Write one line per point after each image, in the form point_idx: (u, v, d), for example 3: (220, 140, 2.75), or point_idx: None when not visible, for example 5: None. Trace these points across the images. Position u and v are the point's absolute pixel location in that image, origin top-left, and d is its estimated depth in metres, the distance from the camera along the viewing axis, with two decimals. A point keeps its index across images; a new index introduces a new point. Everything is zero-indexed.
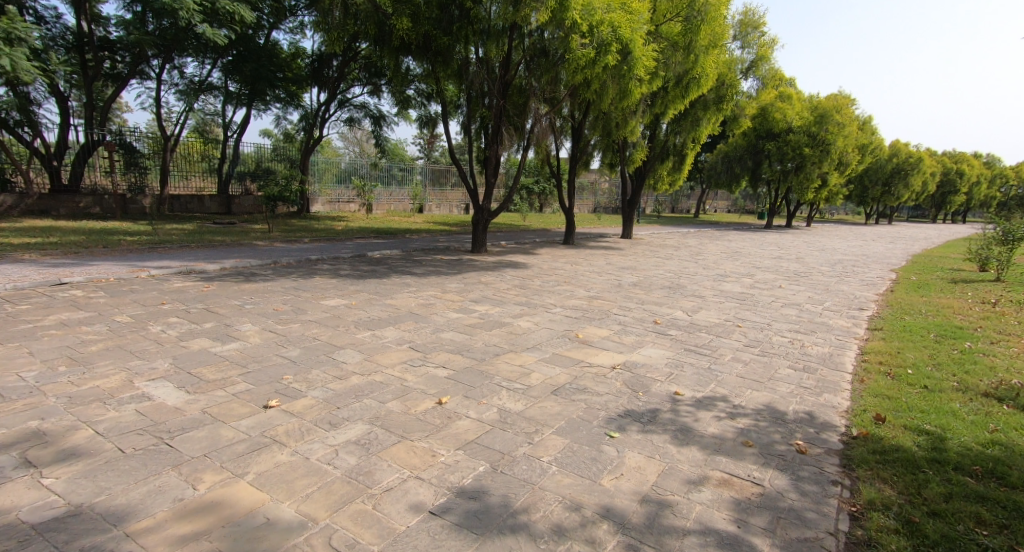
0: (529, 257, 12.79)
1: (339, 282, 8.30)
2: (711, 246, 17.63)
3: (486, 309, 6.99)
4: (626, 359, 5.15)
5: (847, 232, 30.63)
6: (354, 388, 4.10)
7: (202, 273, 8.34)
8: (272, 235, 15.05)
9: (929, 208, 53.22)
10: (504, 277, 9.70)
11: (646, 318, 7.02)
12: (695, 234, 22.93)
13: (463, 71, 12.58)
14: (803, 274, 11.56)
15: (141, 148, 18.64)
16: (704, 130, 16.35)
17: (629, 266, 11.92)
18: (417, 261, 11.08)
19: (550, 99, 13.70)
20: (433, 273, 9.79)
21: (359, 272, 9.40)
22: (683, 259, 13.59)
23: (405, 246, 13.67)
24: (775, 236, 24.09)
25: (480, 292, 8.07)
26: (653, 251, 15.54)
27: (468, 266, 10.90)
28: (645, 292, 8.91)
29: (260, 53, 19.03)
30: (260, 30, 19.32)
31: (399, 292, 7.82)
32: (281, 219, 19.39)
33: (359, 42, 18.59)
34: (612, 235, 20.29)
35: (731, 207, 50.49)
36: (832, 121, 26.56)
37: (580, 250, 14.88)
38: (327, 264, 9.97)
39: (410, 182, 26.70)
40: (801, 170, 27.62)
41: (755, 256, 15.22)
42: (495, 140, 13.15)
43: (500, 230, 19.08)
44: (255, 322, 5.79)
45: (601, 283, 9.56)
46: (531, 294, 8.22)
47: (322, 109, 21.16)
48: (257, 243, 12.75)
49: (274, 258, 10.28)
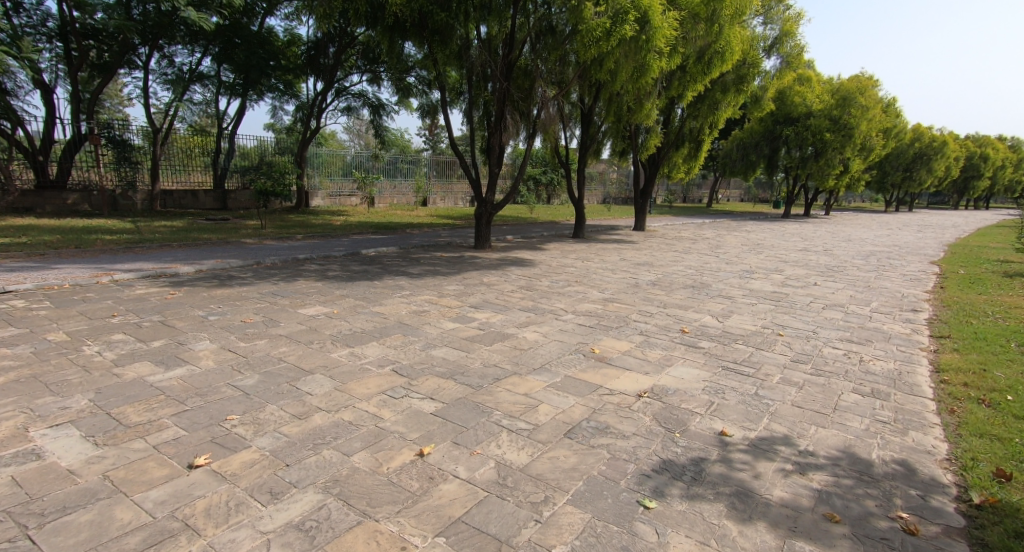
0: (535, 254, 11.93)
1: (323, 286, 7.45)
2: (730, 238, 16.64)
3: (487, 317, 6.11)
4: (654, 383, 4.24)
5: (868, 220, 29.54)
6: (313, 433, 3.23)
7: (173, 277, 7.53)
8: (264, 231, 14.28)
9: (951, 194, 51.79)
10: (509, 277, 8.81)
11: (671, 325, 6.11)
12: (710, 225, 21.96)
13: (463, 53, 11.68)
14: (837, 269, 10.60)
15: (132, 141, 17.88)
16: (723, 114, 15.35)
17: (644, 262, 10.99)
18: (414, 259, 10.25)
19: (558, 82, 12.80)
20: (431, 273, 8.94)
21: (348, 273, 8.55)
22: (702, 253, 12.68)
23: (403, 242, 12.84)
24: (795, 227, 23.03)
25: (480, 296, 7.19)
26: (669, 245, 14.59)
27: (470, 264, 10.06)
28: (665, 292, 7.99)
29: (252, 39, 18.21)
30: (254, 17, 18.54)
31: (390, 297, 6.95)
32: (278, 214, 18.68)
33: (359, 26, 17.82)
34: (624, 228, 19.34)
35: (744, 197, 49.26)
36: (854, 104, 25.48)
37: (591, 244, 13.99)
38: (314, 264, 9.13)
39: (414, 174, 25.93)
40: (821, 156, 26.65)
41: (779, 248, 14.23)
42: (498, 127, 12.21)
43: (506, 224, 18.18)
44: (215, 337, 4.94)
45: (615, 283, 8.64)
46: (538, 297, 7.33)
47: (319, 99, 20.34)
48: (246, 241, 12.00)
49: (258, 258, 9.47)
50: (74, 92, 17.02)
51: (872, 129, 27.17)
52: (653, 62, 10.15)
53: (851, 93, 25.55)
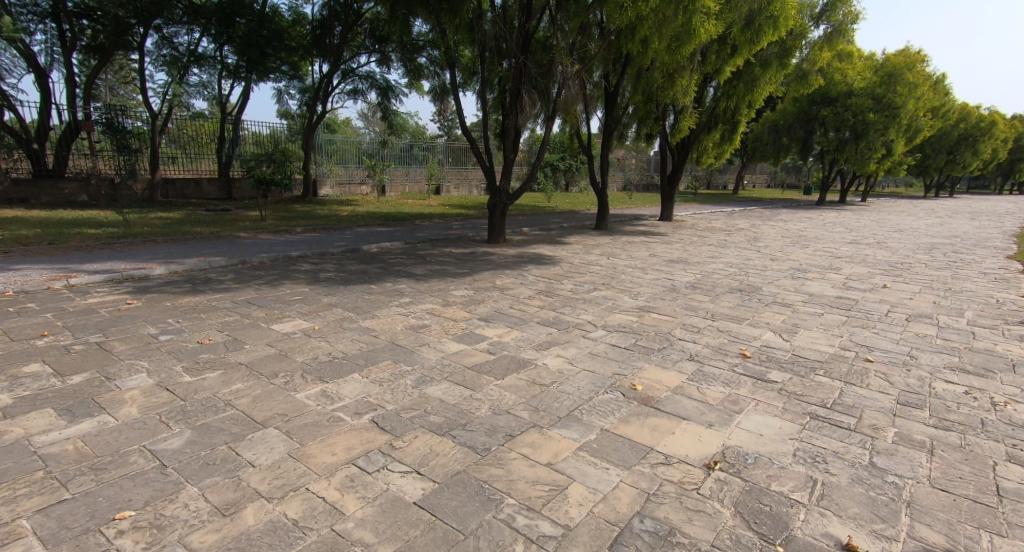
0: (555, 249, 10.81)
1: (310, 291, 6.40)
2: (766, 229, 15.39)
3: (500, 335, 5.02)
4: (727, 446, 3.10)
5: (908, 207, 27.94)
6: (238, 547, 2.17)
7: (139, 280, 6.53)
8: (264, 223, 13.28)
9: (991, 178, 49.51)
10: (526, 279, 7.68)
11: (726, 346, 4.96)
12: (741, 214, 20.62)
13: (475, 23, 10.67)
14: (901, 267, 9.34)
15: (130, 127, 16.99)
16: (762, 93, 14.09)
17: (677, 259, 9.81)
18: (421, 257, 9.20)
19: (582, 57, 11.62)
20: (437, 274, 7.88)
21: (342, 274, 7.50)
22: (740, 248, 11.48)
23: (411, 236, 11.77)
24: (833, 215, 21.56)
25: (492, 306, 6.08)
26: (701, 238, 13.35)
27: (482, 262, 8.98)
28: (709, 298, 6.83)
29: (259, 17, 17.35)
30: None
31: (387, 306, 5.87)
32: (284, 204, 17.77)
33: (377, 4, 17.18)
34: (649, 219, 18.12)
35: (770, 183, 47.32)
36: (900, 81, 24.43)
37: (616, 237, 12.82)
38: (305, 264, 8.09)
39: (427, 161, 24.91)
40: (861, 138, 25.60)
41: (824, 241, 12.94)
42: (514, 107, 11.05)
43: (523, 214, 17.04)
44: (154, 363, 3.89)
45: (649, 285, 7.47)
46: (559, 306, 6.20)
47: (326, 81, 19.37)
48: (239, 234, 11.02)
49: (245, 256, 8.45)
50: (69, 75, 16.13)
51: (920, 109, 26.27)
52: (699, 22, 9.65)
53: (899, 69, 24.53)
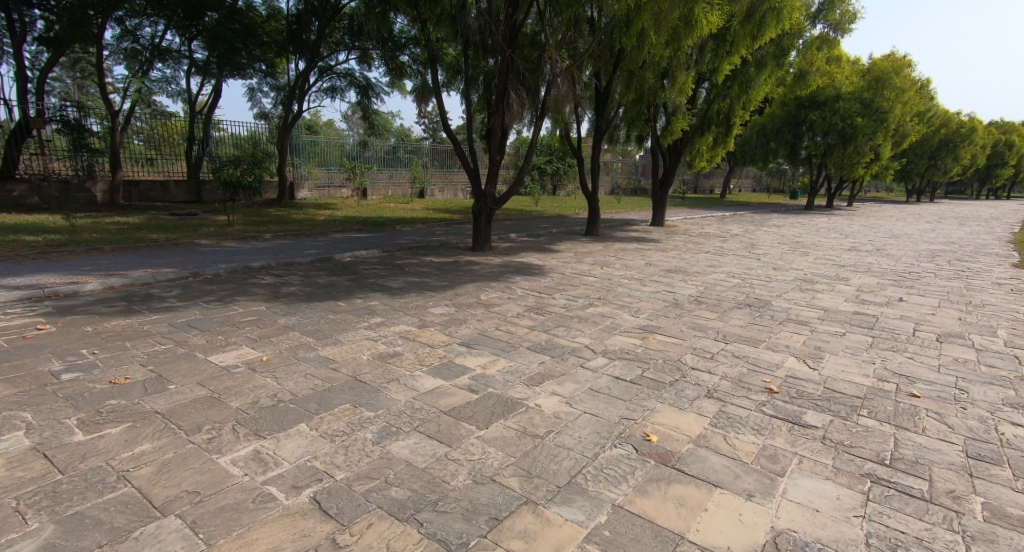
0: (543, 257, 10.12)
1: (267, 310, 5.60)
2: (761, 235, 14.91)
3: (483, 365, 4.28)
4: (777, 530, 2.40)
5: (896, 212, 27.81)
6: None
7: (66, 297, 5.69)
8: (231, 228, 12.39)
9: (972, 182, 50.08)
10: (514, 293, 6.96)
11: (747, 376, 4.26)
12: (732, 219, 20.15)
13: (458, 14, 9.92)
14: (910, 277, 8.80)
15: (90, 126, 16.12)
16: (757, 95, 13.58)
17: (675, 269, 9.18)
18: (398, 267, 8.44)
19: (572, 53, 10.97)
20: (415, 287, 7.14)
21: (309, 288, 6.71)
22: (739, 255, 10.89)
23: (390, 242, 11.01)
24: (824, 220, 21.19)
25: (475, 328, 5.34)
26: (696, 244, 12.79)
27: (465, 272, 8.26)
28: (716, 315, 6.17)
29: (231, 10, 16.44)
30: None
31: (355, 329, 5.11)
32: (257, 208, 16.88)
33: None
34: (640, 223, 17.55)
35: (756, 187, 47.26)
36: (888, 85, 24.30)
37: (608, 244, 12.19)
38: (268, 276, 7.27)
39: (410, 163, 24.11)
40: (849, 142, 25.39)
41: (822, 247, 12.45)
42: (500, 106, 10.35)
43: (509, 219, 16.36)
44: (41, 417, 3.06)
45: (649, 300, 6.79)
46: (551, 327, 5.48)
47: (302, 80, 18.57)
48: (200, 241, 10.16)
49: (200, 266, 7.61)
50: (20, 69, 15.14)
51: (907, 114, 26.18)
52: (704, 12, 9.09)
53: (886, 73, 24.33)
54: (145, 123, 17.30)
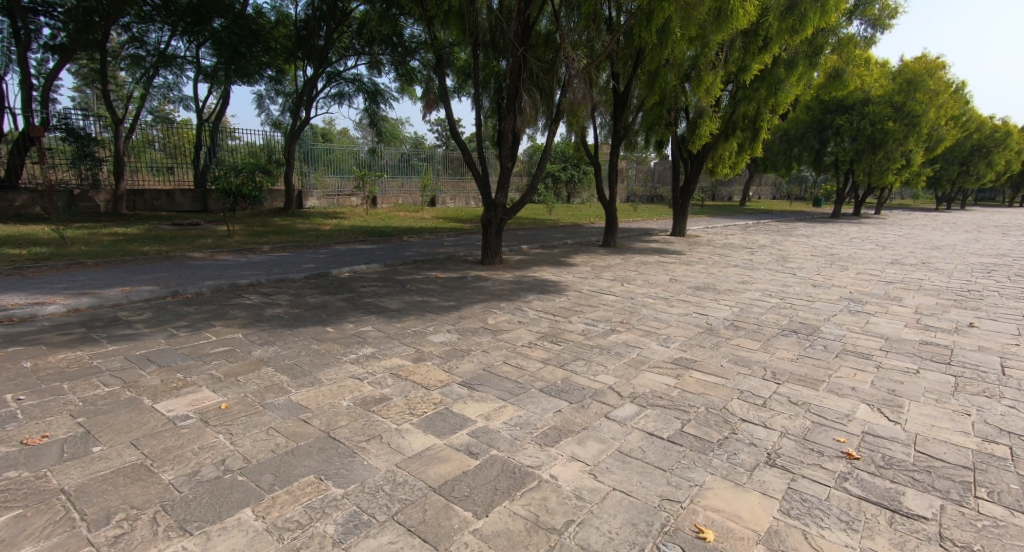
0: (559, 272, 9.37)
1: (243, 338, 4.89)
2: (791, 246, 14.05)
3: (487, 416, 3.52)
4: None
5: (928, 220, 26.66)
6: None
7: (22, 322, 5.04)
8: (230, 239, 11.80)
9: (1002, 189, 48.45)
10: (526, 316, 6.22)
11: (813, 432, 3.45)
12: (756, 229, 19.24)
13: (466, 10, 9.25)
14: (970, 296, 7.92)
15: (94, 133, 15.69)
16: (786, 98, 12.78)
17: (704, 286, 8.38)
18: (401, 284, 7.75)
19: (591, 52, 10.25)
20: (416, 308, 6.44)
21: (297, 310, 6.02)
22: (771, 270, 10.07)
23: (395, 255, 10.34)
24: (854, 230, 20.19)
25: (480, 362, 4.61)
26: (722, 257, 11.97)
27: (473, 290, 7.55)
28: (759, 345, 5.36)
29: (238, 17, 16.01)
30: None
31: (341, 364, 4.38)
32: (262, 217, 16.35)
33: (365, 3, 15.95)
34: (660, 233, 16.75)
35: (777, 194, 46.07)
36: (920, 88, 23.27)
37: (627, 257, 11.43)
38: (254, 295, 6.60)
39: (421, 170, 23.51)
40: (879, 147, 24.37)
41: (860, 260, 11.57)
42: (513, 108, 9.62)
43: (522, 229, 15.62)
44: None
45: (679, 325, 6.00)
46: (569, 360, 4.72)
47: (311, 86, 18.10)
48: (192, 254, 9.54)
49: (183, 283, 6.96)
50: (24, 77, 14.75)
51: (940, 118, 25.08)
52: (738, 3, 8.32)
53: (918, 75, 23.31)
54: (158, 131, 16.97)
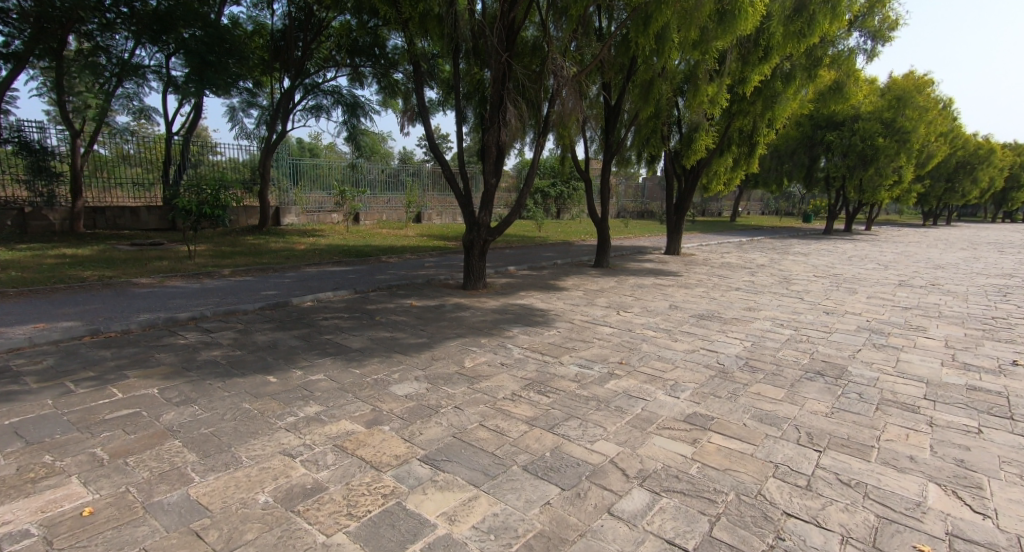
0: (547, 298, 8.54)
1: (158, 396, 3.93)
2: (792, 266, 13.36)
3: (450, 516, 2.65)
4: None
5: (922, 237, 26.27)
6: None
7: None
8: (189, 262, 10.87)
9: (987, 206, 48.66)
10: (509, 356, 5.36)
11: (885, 534, 2.61)
12: (752, 247, 18.61)
13: (445, 13, 8.49)
14: (1000, 324, 7.19)
15: (51, 147, 14.77)
16: (784, 112, 12.17)
17: (707, 314, 7.58)
18: (369, 316, 6.85)
19: (581, 60, 9.53)
20: (382, 347, 5.55)
21: (239, 352, 5.11)
22: (777, 294, 9.31)
23: (368, 279, 9.47)
24: (850, 247, 19.63)
25: (450, 425, 3.73)
26: (721, 278, 11.24)
27: (450, 322, 6.68)
28: (784, 393, 4.51)
29: (216, 28, 15.29)
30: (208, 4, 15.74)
31: (274, 432, 3.47)
32: (233, 236, 15.43)
33: (342, 13, 15.21)
34: (653, 252, 16.05)
35: (766, 210, 45.89)
36: (911, 104, 23.02)
37: (621, 279, 10.64)
38: (193, 332, 5.68)
39: (405, 186, 22.69)
40: (871, 163, 23.99)
41: (867, 282, 10.89)
42: (496, 119, 8.84)
43: (509, 248, 14.83)
44: None
45: (686, 367, 5.16)
46: (559, 419, 3.86)
47: (288, 99, 17.30)
48: (139, 280, 8.61)
49: (112, 317, 6.04)
50: None
51: (931, 134, 24.81)
52: (742, 3, 7.65)
53: (908, 91, 23.05)
54: (133, 146, 16.09)
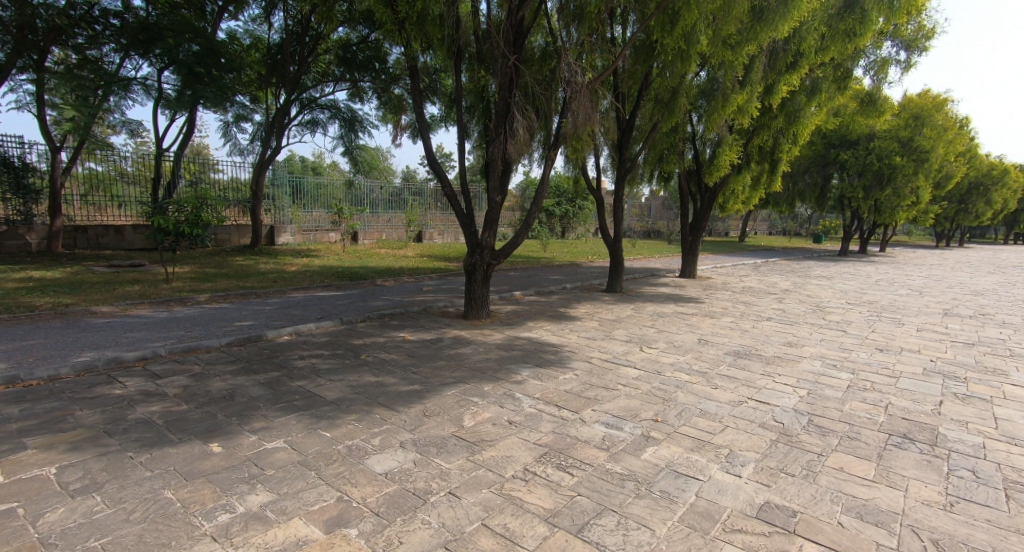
0: (558, 330, 7.56)
1: (52, 479, 2.96)
2: (819, 292, 12.40)
3: None
4: None
5: (941, 259, 25.28)
6: None
7: None
8: (165, 286, 9.94)
9: (998, 228, 47.62)
10: (519, 412, 4.37)
11: None
12: (769, 269, 17.64)
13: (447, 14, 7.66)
14: None
15: (32, 163, 13.97)
16: (808, 127, 11.35)
17: (745, 352, 6.58)
18: (354, 353, 5.88)
19: (596, 66, 8.67)
20: (364, 397, 4.57)
21: (184, 407, 4.14)
22: (814, 325, 8.34)
23: (359, 307, 8.51)
24: (872, 270, 18.65)
25: (443, 527, 2.77)
26: (747, 305, 10.28)
27: (449, 362, 5.70)
28: (874, 469, 3.48)
29: (213, 40, 14.28)
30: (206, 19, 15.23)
31: (193, 546, 2.53)
32: (221, 256, 14.52)
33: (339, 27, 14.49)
34: (667, 274, 15.11)
35: (772, 230, 45.00)
36: (929, 122, 22.21)
37: (638, 307, 9.68)
38: (136, 379, 4.71)
39: (404, 204, 21.82)
40: (888, 183, 23.09)
41: (908, 311, 9.92)
42: (502, 129, 7.94)
43: (514, 270, 13.89)
44: None
45: (738, 427, 4.16)
46: (589, 516, 2.90)
47: (284, 115, 16.54)
48: (100, 307, 7.66)
49: (44, 358, 5.07)
50: None
51: (949, 154, 23.99)
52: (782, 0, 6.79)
53: (926, 109, 22.24)
54: (130, 163, 15.14)
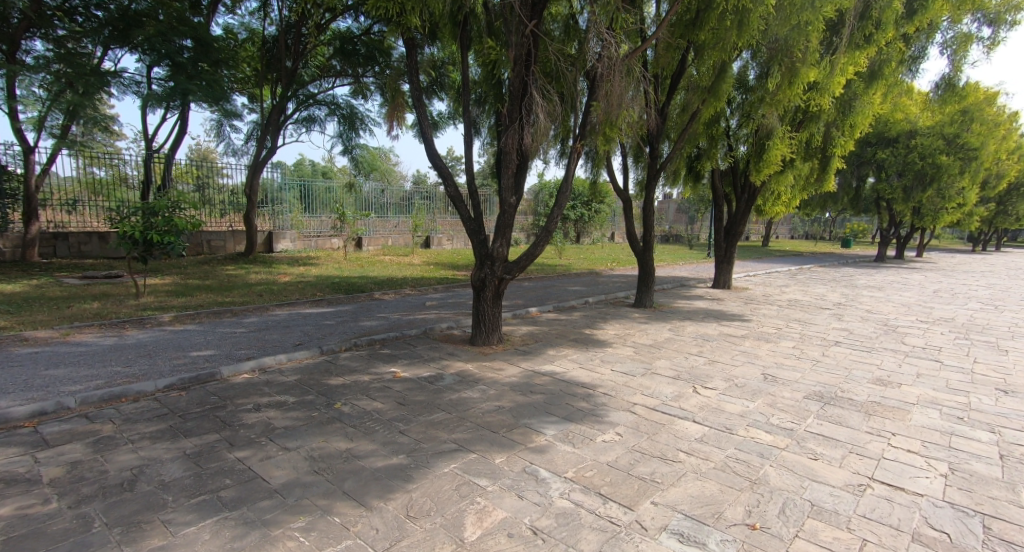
0: (586, 361, 6.14)
1: None
2: (878, 306, 10.85)
3: None
4: None
5: (989, 265, 23.40)
6: None
7: None
8: (132, 302, 8.66)
9: None
10: (546, 511, 2.99)
11: None
12: (809, 278, 16.07)
13: None
14: None
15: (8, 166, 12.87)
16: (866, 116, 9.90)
17: (831, 395, 5.12)
18: (326, 399, 4.52)
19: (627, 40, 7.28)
20: (321, 481, 3.20)
21: (51, 508, 2.81)
22: (896, 353, 6.84)
23: (347, 328, 7.17)
24: (923, 278, 16.96)
25: None
26: (803, 324, 8.80)
27: (448, 413, 4.31)
28: None
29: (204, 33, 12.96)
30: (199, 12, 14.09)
31: None
32: (211, 266, 13.23)
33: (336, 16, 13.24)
34: (699, 284, 13.63)
35: (795, 234, 43.10)
36: (978, 118, 20.41)
37: (676, 327, 8.24)
38: (12, 451, 3.40)
39: (412, 207, 20.54)
40: (932, 184, 21.29)
41: (998, 332, 8.38)
42: (518, 115, 6.56)
43: (529, 281, 12.50)
44: None
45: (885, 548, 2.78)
46: None
47: (280, 112, 15.30)
48: (36, 332, 6.38)
49: None
50: None
51: (998, 153, 22.15)
52: None
53: (976, 103, 20.45)
54: (133, 169, 14.13)
